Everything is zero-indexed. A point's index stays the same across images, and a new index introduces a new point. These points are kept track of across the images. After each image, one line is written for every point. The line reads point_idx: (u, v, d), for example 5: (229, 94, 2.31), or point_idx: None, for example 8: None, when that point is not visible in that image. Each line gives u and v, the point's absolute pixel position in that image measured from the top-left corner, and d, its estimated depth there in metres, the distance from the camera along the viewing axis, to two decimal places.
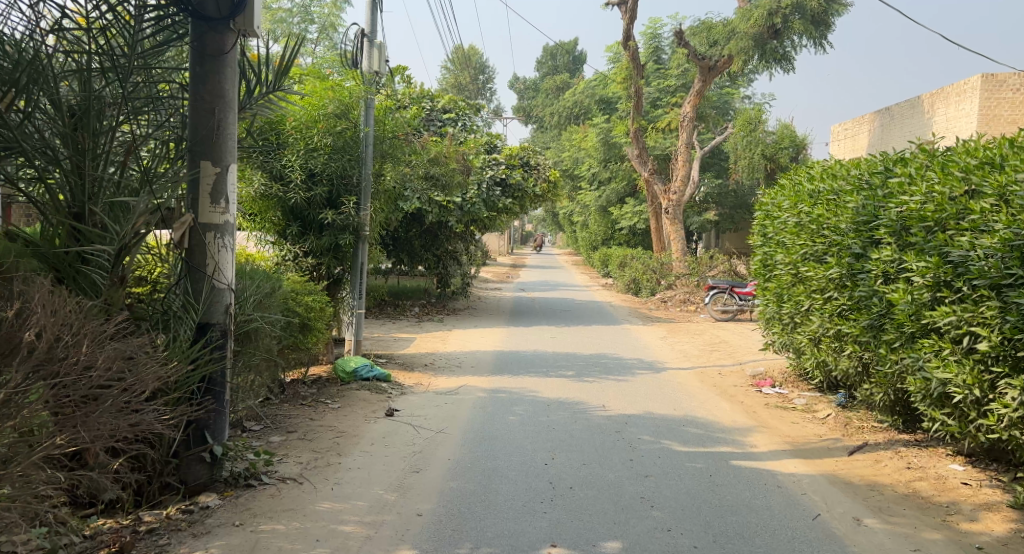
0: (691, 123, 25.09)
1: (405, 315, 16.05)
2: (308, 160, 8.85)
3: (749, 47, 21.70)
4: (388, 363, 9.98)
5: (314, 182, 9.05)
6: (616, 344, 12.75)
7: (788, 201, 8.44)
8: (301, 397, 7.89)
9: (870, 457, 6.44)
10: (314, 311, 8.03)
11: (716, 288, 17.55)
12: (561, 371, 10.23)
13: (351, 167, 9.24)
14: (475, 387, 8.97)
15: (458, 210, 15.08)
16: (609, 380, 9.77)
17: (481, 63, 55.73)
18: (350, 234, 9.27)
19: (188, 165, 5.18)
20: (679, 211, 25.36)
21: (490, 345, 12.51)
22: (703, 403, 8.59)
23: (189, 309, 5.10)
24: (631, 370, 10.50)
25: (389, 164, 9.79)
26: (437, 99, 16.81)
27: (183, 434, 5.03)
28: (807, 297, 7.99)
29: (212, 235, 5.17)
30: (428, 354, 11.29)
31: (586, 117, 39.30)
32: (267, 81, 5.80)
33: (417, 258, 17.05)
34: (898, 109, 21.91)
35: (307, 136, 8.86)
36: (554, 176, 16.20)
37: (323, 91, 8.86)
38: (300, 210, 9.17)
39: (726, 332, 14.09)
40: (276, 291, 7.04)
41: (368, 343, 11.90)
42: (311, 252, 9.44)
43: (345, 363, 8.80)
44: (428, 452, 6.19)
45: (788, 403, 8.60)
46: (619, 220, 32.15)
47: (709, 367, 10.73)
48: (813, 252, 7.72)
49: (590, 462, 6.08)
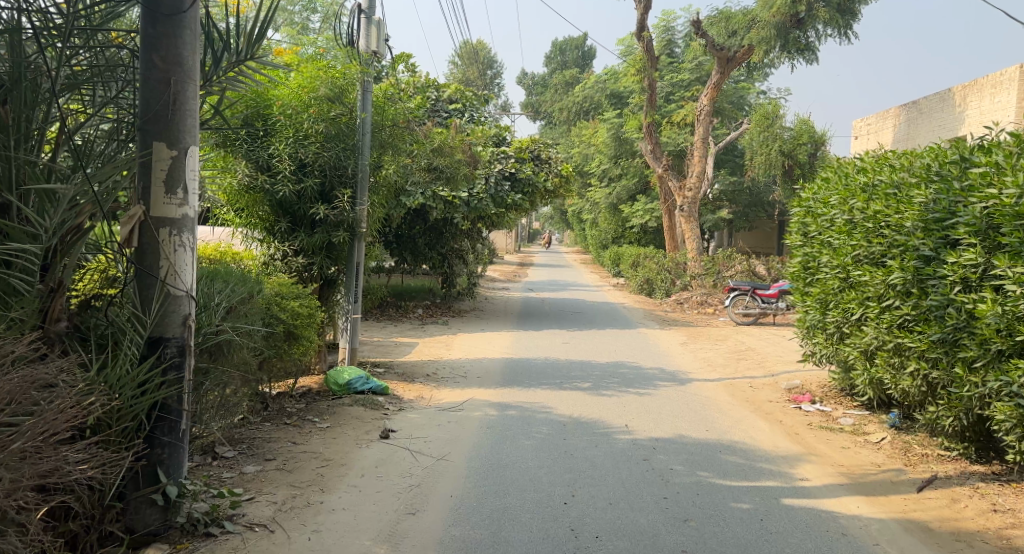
0: (707, 116, 24.09)
1: (408, 317, 15.17)
2: (297, 148, 7.94)
3: (771, 37, 20.75)
4: (388, 373, 9.08)
5: (304, 174, 8.11)
6: (634, 351, 11.81)
7: (836, 197, 7.55)
8: (286, 415, 6.99)
9: (945, 496, 5.48)
10: (303, 319, 7.12)
11: (736, 290, 16.62)
12: (576, 382, 9.31)
13: (345, 157, 8.32)
14: (482, 402, 8.06)
15: (464, 205, 14.18)
16: (630, 394, 8.85)
17: (488, 58, 54.82)
18: (344, 232, 8.37)
19: (138, 147, 4.26)
20: (694, 208, 24.38)
21: (498, 351, 11.60)
22: (737, 423, 7.66)
23: (135, 322, 4.19)
24: (652, 382, 9.57)
25: (390, 155, 8.89)
26: (443, 88, 15.89)
27: (131, 472, 4.11)
28: (859, 305, 7.09)
29: (167, 232, 4.24)
30: (432, 362, 10.39)
31: (596, 112, 38.34)
32: (239, 49, 4.81)
33: (420, 256, 16.18)
34: (926, 103, 20.92)
35: (295, 122, 7.93)
36: (567, 170, 15.25)
37: (314, 72, 7.97)
38: (289, 204, 8.22)
39: (750, 339, 13.17)
40: (256, 296, 6.11)
41: (366, 350, 11.01)
42: (303, 251, 8.45)
43: (338, 374, 7.89)
44: (427, 488, 5.29)
45: (833, 424, 7.67)
46: (630, 218, 31.21)
47: (738, 379, 9.81)
48: (869, 255, 6.83)
49: (618, 501, 5.17)
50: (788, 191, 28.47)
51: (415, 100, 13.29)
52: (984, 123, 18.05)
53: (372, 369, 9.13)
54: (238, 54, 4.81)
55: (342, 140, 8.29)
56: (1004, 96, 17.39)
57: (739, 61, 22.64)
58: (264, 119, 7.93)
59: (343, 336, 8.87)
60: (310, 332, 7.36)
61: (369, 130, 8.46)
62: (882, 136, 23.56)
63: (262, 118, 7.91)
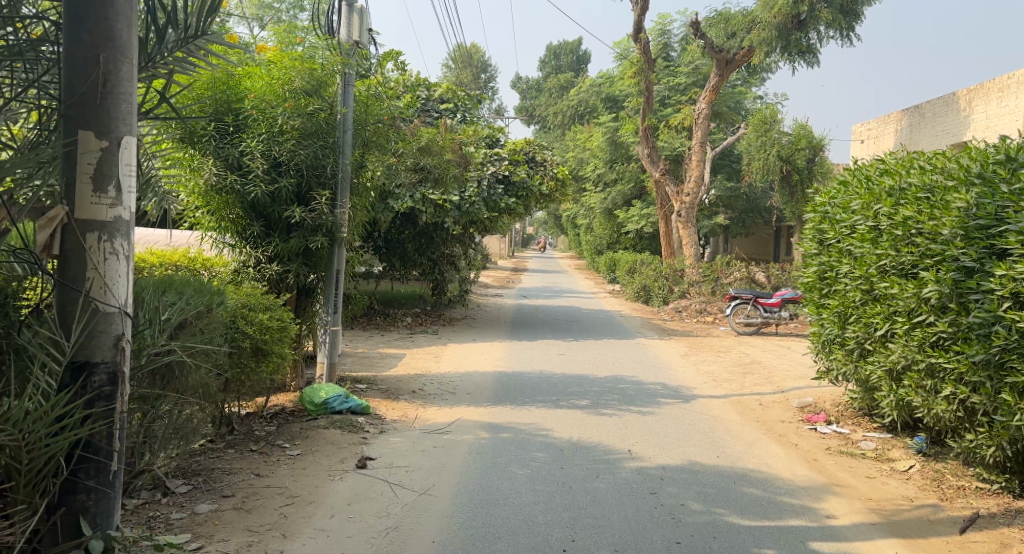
0: (706, 120, 23.47)
1: (396, 325, 14.50)
2: (270, 145, 7.28)
3: (772, 38, 20.14)
4: (370, 389, 8.42)
5: (278, 173, 7.43)
6: (633, 364, 11.17)
7: (857, 202, 6.94)
8: (254, 439, 6.34)
9: (994, 539, 4.84)
10: (274, 333, 6.43)
11: (738, 298, 16.00)
12: (573, 399, 8.65)
13: (324, 155, 7.66)
14: (472, 423, 7.40)
15: (455, 209, 13.56)
16: (632, 412, 8.20)
17: (482, 62, 54.25)
18: (323, 237, 7.71)
19: (62, 135, 3.58)
20: (692, 213, 23.70)
21: (490, 363, 10.95)
22: (749, 448, 7.03)
23: (53, 344, 3.55)
24: (655, 399, 8.93)
25: (376, 154, 8.26)
26: (434, 87, 15.23)
27: (46, 523, 3.47)
28: (885, 320, 6.47)
29: (95, 236, 3.55)
30: (419, 376, 9.74)
31: (591, 116, 37.73)
32: (192, 22, 4.19)
33: (410, 262, 15.55)
34: (929, 107, 20.37)
35: (267, 116, 7.26)
36: (563, 173, 14.59)
37: (289, 63, 7.36)
38: (261, 206, 7.52)
39: (755, 351, 12.55)
40: (217, 309, 5.42)
41: (349, 363, 10.34)
42: (278, 258, 7.77)
43: (314, 392, 7.23)
44: (405, 530, 4.63)
45: (854, 449, 7.04)
46: (625, 224, 30.61)
47: (746, 396, 9.18)
48: (898, 265, 6.23)
49: (623, 547, 4.52)
50: (787, 197, 27.90)
51: (404, 99, 12.66)
52: (990, 128, 17.51)
53: (352, 385, 8.46)
54: (186, 30, 4.18)
55: (321, 138, 7.62)
56: (1012, 100, 16.94)
57: (738, 63, 22.01)
58: (235, 114, 7.27)
59: (321, 350, 8.19)
60: (283, 348, 6.67)
61: (352, 127, 7.86)
62: (883, 142, 23.05)
63: (232, 112, 7.26)
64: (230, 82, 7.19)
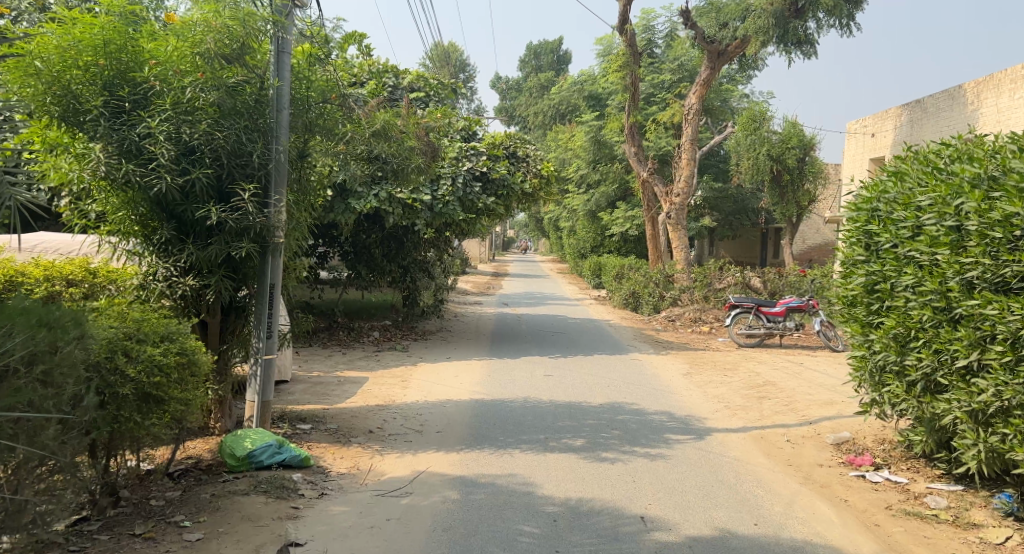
0: (697, 115, 21.80)
1: (361, 340, 12.99)
2: (177, 125, 5.79)
3: (768, 27, 18.20)
4: (316, 429, 6.88)
5: (190, 163, 5.92)
6: (631, 387, 9.68)
7: (928, 194, 5.56)
8: (144, 517, 4.82)
9: None
10: (175, 371, 4.94)
11: (738, 307, 14.46)
12: (564, 438, 7.14)
13: (249, 138, 6.12)
14: (439, 477, 5.87)
15: (426, 210, 12.04)
16: (638, 455, 6.68)
17: (460, 61, 52.58)
18: (250, 243, 6.14)
19: None
20: (682, 215, 22.17)
21: (465, 388, 9.44)
22: (790, 508, 5.56)
23: None
24: (663, 435, 7.42)
25: (321, 139, 6.78)
26: (403, 74, 13.62)
27: None
28: (970, 347, 5.11)
29: None
30: (379, 407, 8.21)
31: (573, 115, 36.33)
32: None
33: (378, 269, 14.01)
34: (931, 101, 18.97)
35: (174, 89, 5.83)
36: (548, 169, 13.00)
37: (203, 20, 5.91)
38: (170, 203, 6.01)
39: (764, 368, 11.12)
40: (71, 346, 3.96)
41: (299, 392, 8.75)
42: (194, 270, 6.26)
43: (236, 443, 5.75)
44: None
45: (920, 506, 5.59)
46: (610, 226, 29.23)
47: (770, 430, 7.73)
48: (997, 279, 4.98)
49: None
50: (777, 198, 26.56)
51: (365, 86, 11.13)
52: (1002, 122, 16.09)
53: (293, 426, 6.87)
54: None
55: (246, 118, 6.13)
56: None
57: (731, 55, 20.44)
58: (134, 86, 5.81)
59: (250, 387, 6.54)
60: (194, 390, 5.17)
61: (288, 104, 6.35)
62: (880, 139, 21.69)
63: (130, 84, 5.80)
64: (127, 47, 5.76)
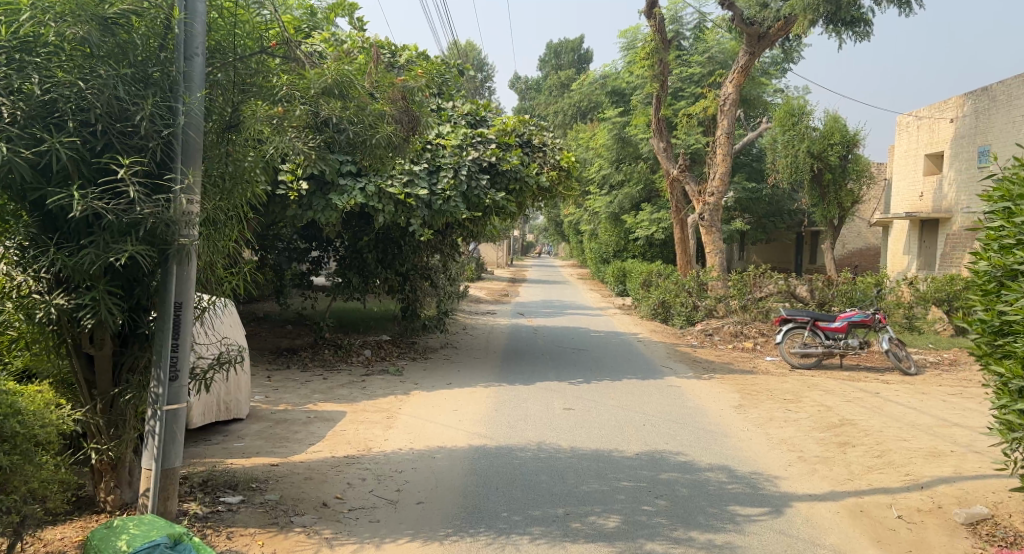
0: (734, 106, 19.61)
1: (349, 359, 11.13)
2: (25, 74, 4.00)
3: (820, 2, 15.90)
4: (247, 504, 4.99)
5: (48, 128, 4.06)
6: (674, 428, 7.70)
7: None
8: None
9: None
10: None
11: (790, 321, 12.42)
12: (591, 513, 5.20)
13: (136, 95, 4.24)
14: None
15: (423, 206, 10.11)
16: (697, 548, 4.70)
17: (478, 61, 50.79)
18: (138, 245, 4.21)
19: None
20: (716, 217, 20.00)
21: (463, 427, 7.53)
22: None
23: None
24: (727, 509, 5.44)
25: (259, 102, 4.95)
26: (401, 51, 11.70)
27: None
28: None
29: None
30: (348, 459, 6.29)
31: (595, 112, 34.34)
32: None
33: (371, 277, 12.12)
34: (1001, 89, 16.77)
35: (20, 18, 4.04)
36: (569, 160, 11.04)
37: None
38: (23, 189, 4.13)
39: (835, 401, 9.09)
40: None
41: (250, 438, 6.84)
42: (67, 283, 4.40)
43: (105, 543, 3.90)
44: None
45: None
46: (634, 230, 27.21)
47: (869, 499, 5.73)
48: None
49: None
50: (817, 198, 24.40)
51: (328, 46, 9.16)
52: None
53: (214, 500, 4.99)
54: None
55: (133, 66, 4.27)
56: None
57: (773, 38, 18.18)
58: None
59: (146, 448, 4.60)
60: (35, 462, 3.74)
61: (202, 47, 4.46)
62: (937, 133, 19.52)
63: None
64: None
